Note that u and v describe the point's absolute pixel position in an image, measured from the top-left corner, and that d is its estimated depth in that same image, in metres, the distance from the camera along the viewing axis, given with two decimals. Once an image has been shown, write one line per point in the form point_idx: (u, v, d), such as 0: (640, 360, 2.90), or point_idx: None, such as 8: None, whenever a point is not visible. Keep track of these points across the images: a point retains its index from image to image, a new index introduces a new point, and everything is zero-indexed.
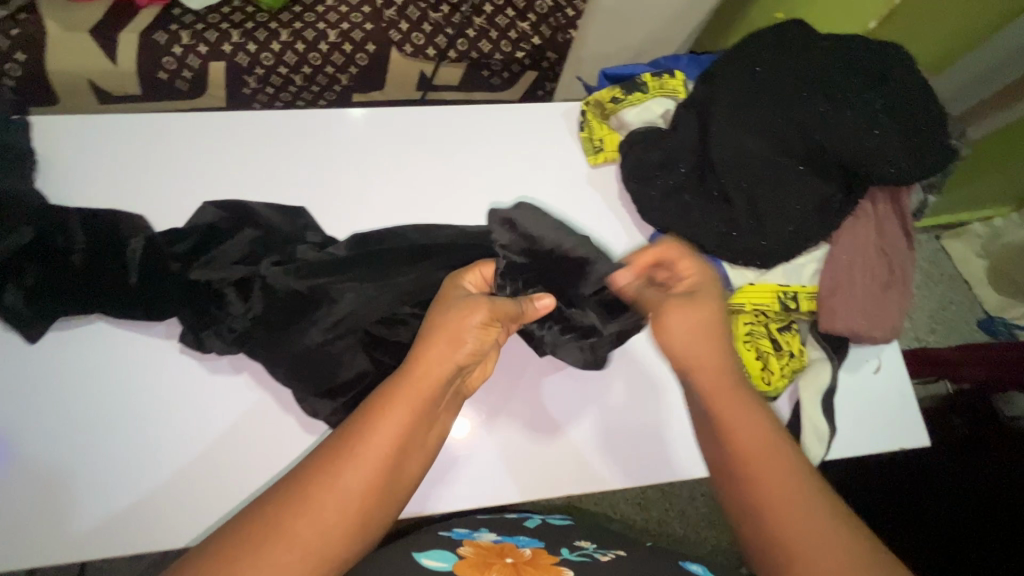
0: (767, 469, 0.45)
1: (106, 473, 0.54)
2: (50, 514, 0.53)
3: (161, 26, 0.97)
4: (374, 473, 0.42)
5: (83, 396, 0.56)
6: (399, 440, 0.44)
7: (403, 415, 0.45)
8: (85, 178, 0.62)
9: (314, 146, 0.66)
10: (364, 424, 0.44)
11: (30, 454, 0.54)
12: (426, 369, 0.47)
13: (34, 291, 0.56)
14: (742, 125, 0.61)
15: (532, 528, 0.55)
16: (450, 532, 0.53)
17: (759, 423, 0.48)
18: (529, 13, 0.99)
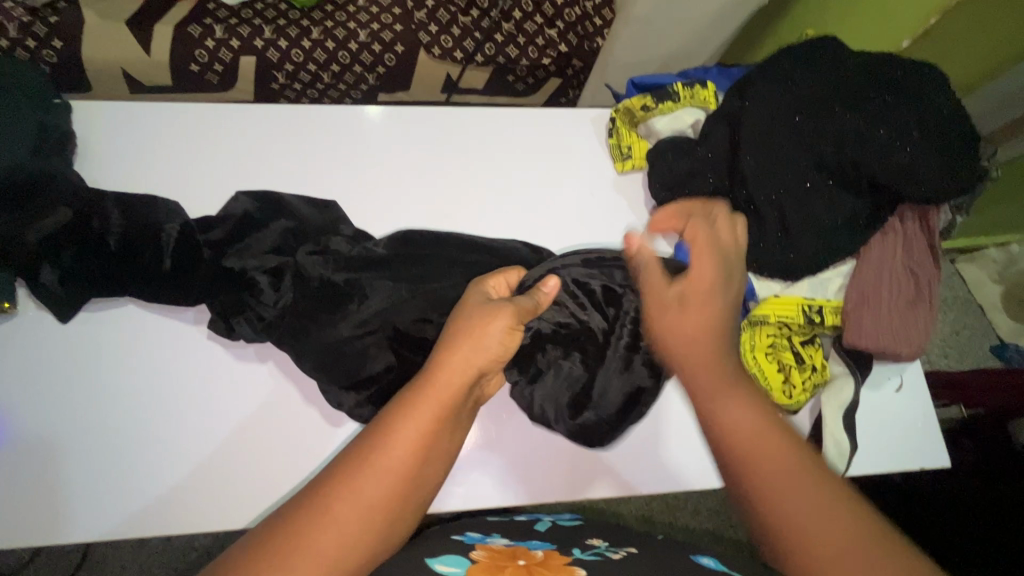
0: (767, 464, 0.42)
1: (125, 456, 0.55)
2: (69, 495, 0.54)
3: (196, 20, 0.99)
4: (399, 473, 0.41)
5: (111, 377, 0.56)
6: (421, 441, 0.43)
7: (426, 415, 0.44)
8: (123, 164, 0.63)
9: (346, 141, 0.67)
10: (387, 426, 0.43)
11: (55, 432, 0.55)
12: (447, 372, 0.46)
13: (68, 272, 0.56)
14: (773, 137, 0.62)
15: (543, 532, 0.53)
16: (461, 535, 0.51)
17: (746, 410, 0.45)
18: (558, 22, 1.02)
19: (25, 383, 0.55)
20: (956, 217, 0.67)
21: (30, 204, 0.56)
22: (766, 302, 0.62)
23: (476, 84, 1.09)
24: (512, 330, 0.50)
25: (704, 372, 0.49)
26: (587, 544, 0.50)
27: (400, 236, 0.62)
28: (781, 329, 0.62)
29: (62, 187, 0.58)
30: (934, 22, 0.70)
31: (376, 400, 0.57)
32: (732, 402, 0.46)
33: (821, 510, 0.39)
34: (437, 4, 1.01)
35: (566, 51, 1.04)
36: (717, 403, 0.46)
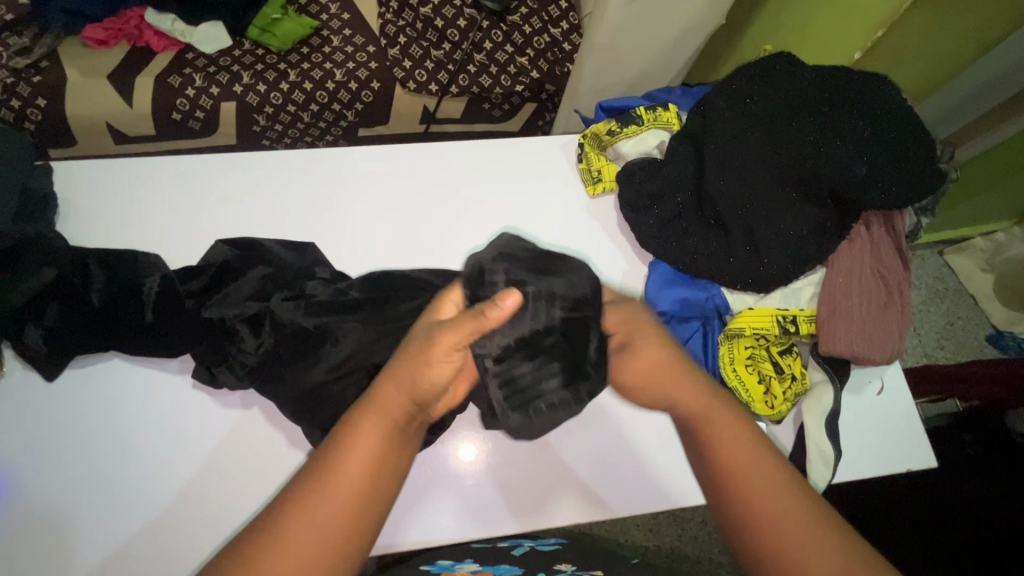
0: (759, 490, 0.44)
1: (119, 508, 0.55)
2: (59, 556, 0.54)
3: (175, 70, 1.02)
4: (351, 493, 0.41)
5: (97, 433, 0.57)
6: (373, 459, 0.43)
7: (374, 431, 0.44)
8: (103, 220, 0.64)
9: (324, 182, 0.69)
10: (337, 446, 0.43)
11: (44, 493, 0.55)
12: (388, 394, 0.45)
13: (53, 332, 0.56)
14: (734, 154, 0.64)
15: (518, 557, 0.58)
16: (432, 567, 0.55)
17: (744, 444, 0.47)
18: (528, 49, 1.05)
19: (18, 442, 0.56)
20: (922, 219, 0.68)
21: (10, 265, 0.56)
22: (739, 316, 0.64)
23: (454, 113, 1.12)
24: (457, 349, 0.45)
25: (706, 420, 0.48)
26: (556, 568, 0.55)
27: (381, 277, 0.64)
28: (758, 341, 0.64)
29: (42, 248, 0.58)
30: (880, 36, 0.74)
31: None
32: (730, 434, 0.47)
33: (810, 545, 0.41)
34: (409, 39, 1.04)
35: (538, 76, 1.07)
36: (712, 436, 0.48)
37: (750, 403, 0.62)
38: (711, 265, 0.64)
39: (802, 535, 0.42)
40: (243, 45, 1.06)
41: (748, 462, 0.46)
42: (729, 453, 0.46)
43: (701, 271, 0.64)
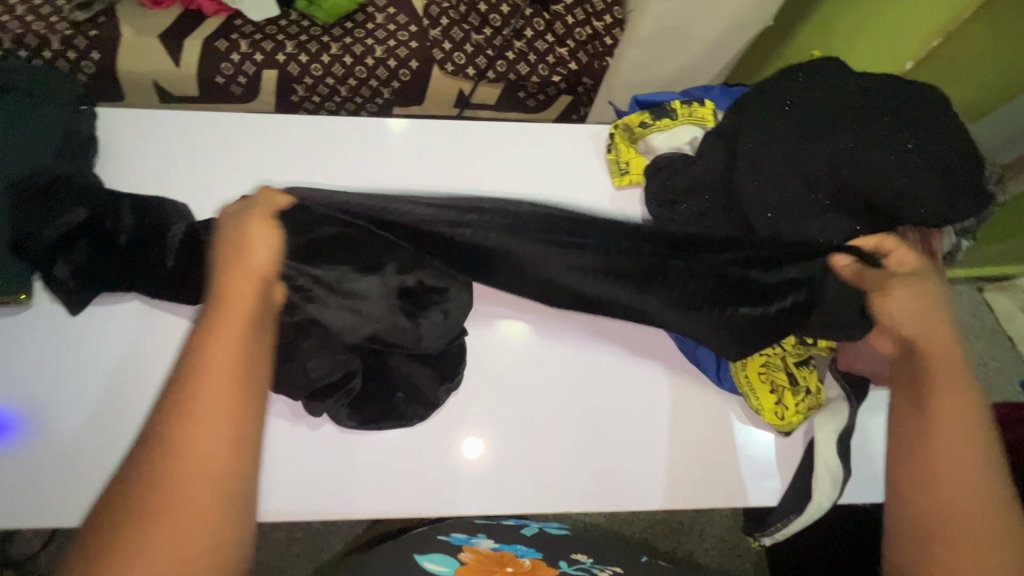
0: (958, 467, 0.44)
1: (121, 444, 0.56)
2: (55, 483, 0.55)
3: (224, 35, 1.04)
4: (223, 393, 0.40)
5: (113, 370, 0.58)
6: (228, 375, 0.41)
7: (221, 350, 0.42)
8: (138, 168, 0.66)
9: (352, 150, 0.70)
10: (180, 379, 0.40)
11: (53, 421, 0.56)
12: (238, 288, 0.45)
13: (82, 267, 0.58)
14: (768, 161, 0.62)
15: (528, 537, 0.64)
16: (450, 536, 0.62)
17: (964, 412, 0.46)
18: (568, 40, 1.05)
19: (32, 373, 0.58)
20: (962, 241, 0.66)
21: (38, 199, 0.58)
22: None
23: (488, 100, 1.11)
24: (265, 227, 0.49)
25: (940, 385, 0.47)
26: (574, 557, 0.59)
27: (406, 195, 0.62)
28: (775, 349, 0.62)
29: (78, 187, 0.60)
30: (937, 45, 0.72)
31: (360, 400, 0.59)
32: (953, 401, 0.46)
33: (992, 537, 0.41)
34: (452, 22, 1.05)
35: (576, 69, 1.07)
36: (936, 398, 0.46)
37: (759, 412, 0.61)
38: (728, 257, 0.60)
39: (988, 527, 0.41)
40: (290, 16, 1.08)
41: (958, 440, 0.45)
42: (947, 417, 0.46)
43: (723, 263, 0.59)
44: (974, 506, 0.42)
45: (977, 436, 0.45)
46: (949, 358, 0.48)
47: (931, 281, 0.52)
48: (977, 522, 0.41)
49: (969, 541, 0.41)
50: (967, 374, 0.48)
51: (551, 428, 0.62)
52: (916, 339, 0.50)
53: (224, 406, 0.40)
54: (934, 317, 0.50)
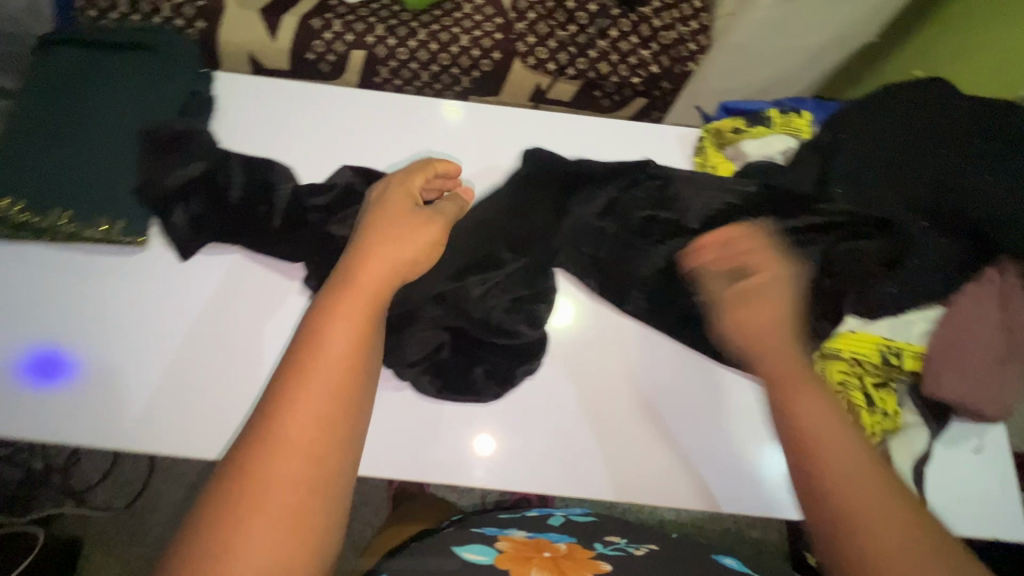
0: (855, 492, 0.38)
1: (201, 384, 0.59)
2: (138, 411, 0.58)
3: (319, 14, 1.08)
4: (336, 377, 0.39)
5: (199, 313, 0.61)
6: (353, 340, 0.41)
7: (348, 317, 0.42)
8: (242, 131, 0.69)
9: (445, 130, 0.73)
10: (315, 334, 0.40)
11: (140, 354, 0.60)
12: (365, 264, 0.47)
13: (196, 218, 0.62)
14: (863, 175, 0.62)
15: (558, 524, 0.62)
16: (482, 528, 0.62)
17: (829, 420, 0.41)
18: (653, 43, 1.05)
19: (127, 308, 0.61)
20: None
21: (163, 150, 0.63)
22: (840, 337, 0.60)
23: (563, 96, 1.13)
24: (407, 211, 0.53)
25: (792, 383, 0.44)
26: (607, 539, 0.59)
27: (506, 192, 0.68)
28: (854, 367, 0.60)
29: (199, 142, 0.65)
30: None
31: (439, 368, 0.61)
32: (815, 403, 0.42)
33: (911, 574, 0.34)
34: (538, 17, 1.07)
35: (657, 72, 1.06)
36: (795, 403, 0.43)
37: None
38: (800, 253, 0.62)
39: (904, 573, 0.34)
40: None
41: (832, 429, 0.41)
42: (808, 416, 0.41)
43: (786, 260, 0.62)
44: (884, 534, 0.36)
45: (849, 445, 0.40)
46: (789, 353, 0.46)
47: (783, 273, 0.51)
48: (880, 514, 0.37)
49: (891, 557, 0.35)
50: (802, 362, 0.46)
51: (594, 415, 0.61)
52: (748, 328, 0.48)
53: (342, 373, 0.39)
54: (781, 316, 0.48)
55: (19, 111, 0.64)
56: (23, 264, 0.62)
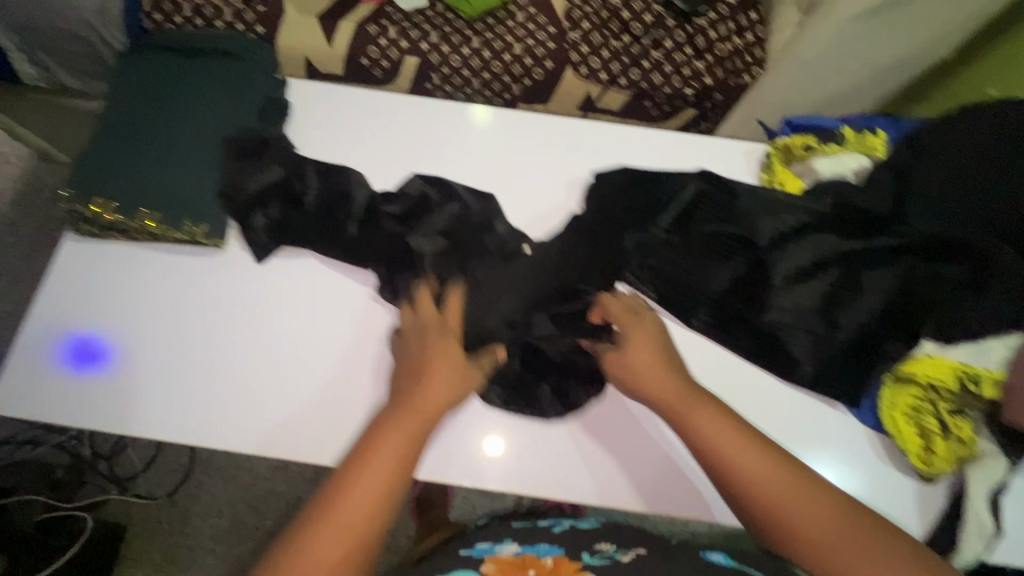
0: (770, 481, 0.48)
1: (270, 382, 0.61)
2: (209, 408, 0.60)
3: (376, 21, 1.10)
4: (373, 494, 0.46)
5: (266, 312, 0.63)
6: (406, 442, 0.50)
7: (407, 421, 0.52)
8: (312, 138, 0.71)
9: (507, 139, 0.73)
10: (377, 435, 0.50)
11: (211, 352, 0.62)
12: (412, 398, 0.53)
13: (275, 224, 0.64)
14: (941, 199, 0.62)
15: (558, 533, 0.63)
16: (471, 549, 0.60)
17: (720, 424, 0.51)
18: (708, 55, 1.05)
19: (198, 307, 0.63)
20: None
21: (242, 155, 0.65)
22: (914, 361, 0.59)
23: (613, 105, 1.13)
24: (441, 334, 0.58)
25: (684, 413, 0.53)
26: (597, 547, 0.56)
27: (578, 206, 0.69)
28: (927, 392, 0.59)
29: (274, 147, 0.66)
30: None
31: (507, 381, 0.62)
32: (707, 419, 0.52)
33: (818, 507, 0.46)
34: (593, 27, 1.07)
35: (710, 83, 1.06)
36: (692, 423, 0.52)
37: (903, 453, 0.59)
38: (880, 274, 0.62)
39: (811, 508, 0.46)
40: (436, 7, 1.12)
41: (766, 472, 0.48)
42: (706, 432, 0.51)
43: (865, 281, 0.62)
44: (784, 494, 0.47)
45: (744, 445, 0.50)
46: (673, 387, 0.56)
47: (627, 309, 0.62)
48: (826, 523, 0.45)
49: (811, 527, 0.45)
50: (677, 386, 0.56)
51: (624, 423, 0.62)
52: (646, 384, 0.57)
53: (398, 457, 0.49)
54: (661, 371, 0.57)
55: (107, 116, 0.67)
56: (99, 264, 0.64)
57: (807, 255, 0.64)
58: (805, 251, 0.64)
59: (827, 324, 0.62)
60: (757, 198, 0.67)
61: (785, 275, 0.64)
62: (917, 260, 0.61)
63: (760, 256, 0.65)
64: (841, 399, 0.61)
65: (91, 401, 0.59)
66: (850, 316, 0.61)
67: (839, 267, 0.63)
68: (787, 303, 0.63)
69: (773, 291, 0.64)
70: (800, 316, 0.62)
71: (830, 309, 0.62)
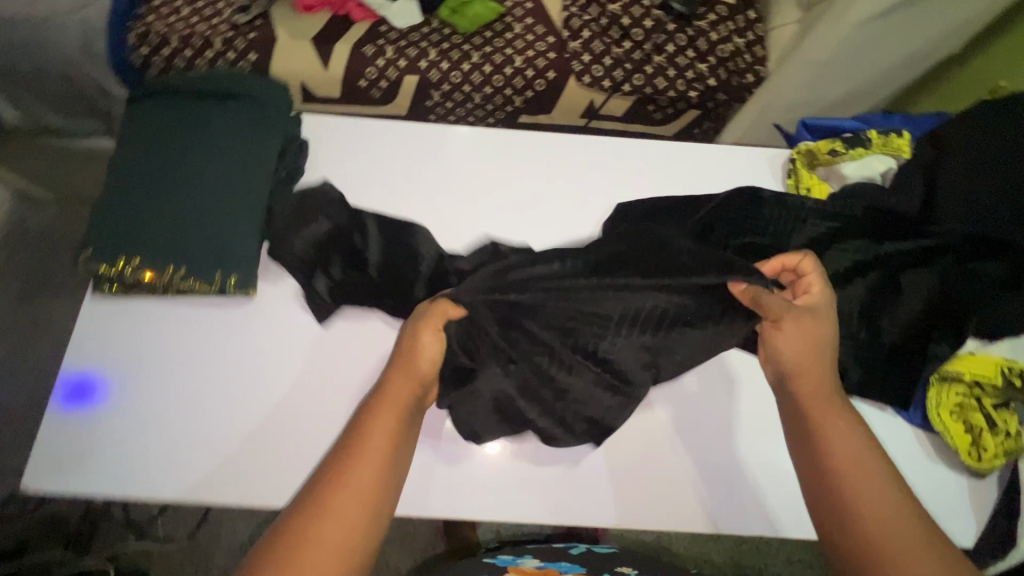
0: (863, 494, 0.48)
1: (308, 435, 0.59)
2: (245, 465, 0.58)
3: (371, 41, 1.08)
4: (369, 473, 0.48)
5: (299, 362, 0.62)
6: (379, 466, 0.49)
7: (382, 444, 0.50)
8: (339, 174, 0.71)
9: (530, 162, 0.74)
10: (359, 426, 0.51)
11: (245, 407, 0.60)
12: (398, 379, 0.54)
13: (312, 268, 0.63)
14: (970, 190, 0.62)
15: (575, 555, 0.67)
16: (496, 557, 0.66)
17: (849, 437, 0.51)
18: (710, 57, 1.05)
19: (228, 361, 0.61)
20: None
21: (297, 212, 0.65)
22: (959, 359, 0.59)
23: (617, 112, 1.12)
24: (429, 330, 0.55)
25: (817, 407, 0.53)
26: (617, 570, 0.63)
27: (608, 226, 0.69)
28: (971, 388, 0.60)
29: (324, 199, 0.66)
30: None
31: (527, 391, 0.60)
32: (838, 430, 0.52)
33: (914, 542, 0.45)
34: (593, 34, 1.07)
35: (714, 84, 1.05)
36: (823, 427, 0.52)
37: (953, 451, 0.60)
38: (919, 278, 0.62)
39: (908, 542, 0.45)
40: (432, 24, 1.11)
41: (852, 463, 0.50)
42: (833, 441, 0.51)
43: (904, 286, 0.62)
44: (885, 523, 0.46)
45: (862, 462, 0.50)
46: (819, 377, 0.55)
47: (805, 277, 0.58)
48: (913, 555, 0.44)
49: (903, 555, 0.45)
50: (837, 400, 0.54)
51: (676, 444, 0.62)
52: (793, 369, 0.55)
53: (371, 483, 0.48)
54: (814, 353, 0.55)
55: (121, 169, 0.65)
56: (122, 322, 0.62)
57: (841, 261, 0.64)
58: (840, 258, 0.64)
59: (869, 330, 0.62)
60: (782, 204, 0.67)
61: (823, 282, 0.64)
62: (957, 263, 0.61)
63: None
64: (888, 403, 0.62)
65: (130, 464, 0.58)
66: (891, 321, 0.62)
67: (877, 273, 0.63)
68: None
69: None
70: (842, 324, 0.63)
71: (871, 315, 0.62)
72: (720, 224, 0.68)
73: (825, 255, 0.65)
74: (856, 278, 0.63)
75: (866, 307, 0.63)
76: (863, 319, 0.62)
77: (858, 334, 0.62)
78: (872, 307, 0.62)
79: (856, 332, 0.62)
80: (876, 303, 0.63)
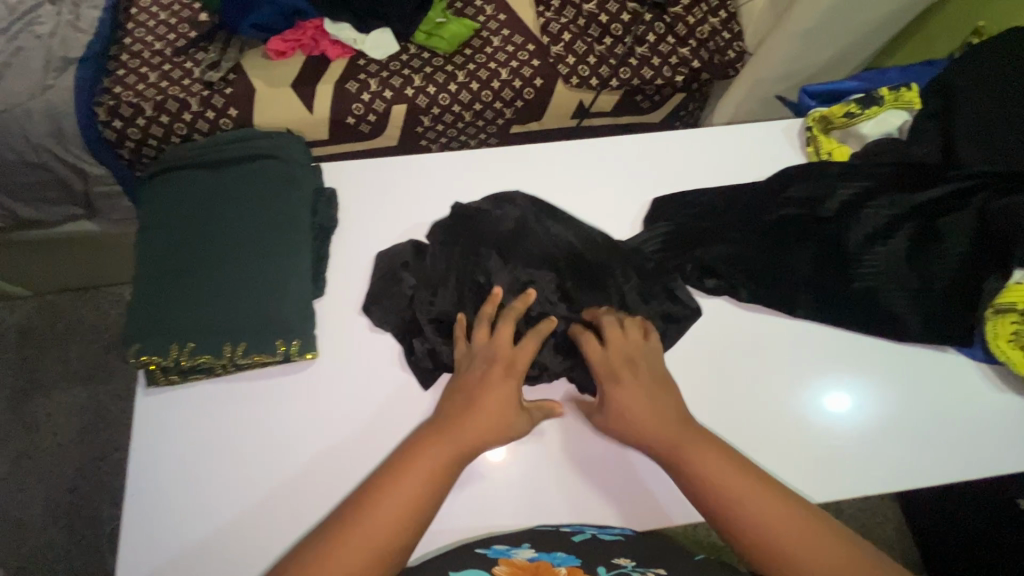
0: (750, 505, 0.48)
1: None
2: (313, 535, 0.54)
3: (353, 76, 1.06)
4: (419, 479, 0.50)
5: (358, 414, 0.59)
6: (428, 475, 0.50)
7: (436, 451, 0.51)
8: (372, 217, 0.69)
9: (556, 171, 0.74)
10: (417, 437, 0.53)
11: (307, 472, 0.56)
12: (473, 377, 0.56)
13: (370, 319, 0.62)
14: (990, 128, 0.64)
15: (578, 541, 0.52)
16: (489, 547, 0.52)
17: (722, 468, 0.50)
18: (690, 40, 1.07)
19: (284, 428, 0.58)
20: None
21: (393, 270, 0.65)
22: (1007, 291, 0.59)
23: (606, 107, 1.13)
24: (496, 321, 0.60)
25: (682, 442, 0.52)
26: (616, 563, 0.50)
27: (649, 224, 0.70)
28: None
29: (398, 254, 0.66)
30: None
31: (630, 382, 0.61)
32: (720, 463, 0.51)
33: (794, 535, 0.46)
34: (573, 36, 1.08)
35: (698, 66, 1.07)
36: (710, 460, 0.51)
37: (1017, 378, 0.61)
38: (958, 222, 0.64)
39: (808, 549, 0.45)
40: (410, 50, 1.10)
41: (731, 480, 0.50)
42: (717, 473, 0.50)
43: (942, 231, 0.64)
44: (784, 527, 0.47)
45: (747, 488, 0.49)
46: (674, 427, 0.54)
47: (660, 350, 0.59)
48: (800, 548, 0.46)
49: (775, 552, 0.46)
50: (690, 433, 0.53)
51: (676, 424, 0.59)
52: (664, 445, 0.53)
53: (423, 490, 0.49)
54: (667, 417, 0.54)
55: (147, 257, 0.62)
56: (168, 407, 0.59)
57: (873, 213, 0.67)
58: (873, 211, 0.67)
59: (915, 276, 0.65)
60: (810, 177, 0.70)
61: (864, 236, 0.66)
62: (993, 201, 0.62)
63: (832, 225, 0.67)
64: (948, 343, 0.65)
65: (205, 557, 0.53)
66: (937, 266, 0.64)
67: (913, 223, 0.66)
68: (872, 264, 0.65)
69: (859, 253, 0.66)
70: (892, 275, 0.65)
71: (915, 263, 0.65)
72: (764, 200, 0.70)
73: (858, 212, 0.67)
74: (894, 230, 0.66)
75: (911, 256, 0.65)
76: (910, 268, 0.65)
77: (909, 282, 0.65)
78: (918, 254, 0.65)
79: (906, 280, 0.65)
80: (920, 251, 0.65)
